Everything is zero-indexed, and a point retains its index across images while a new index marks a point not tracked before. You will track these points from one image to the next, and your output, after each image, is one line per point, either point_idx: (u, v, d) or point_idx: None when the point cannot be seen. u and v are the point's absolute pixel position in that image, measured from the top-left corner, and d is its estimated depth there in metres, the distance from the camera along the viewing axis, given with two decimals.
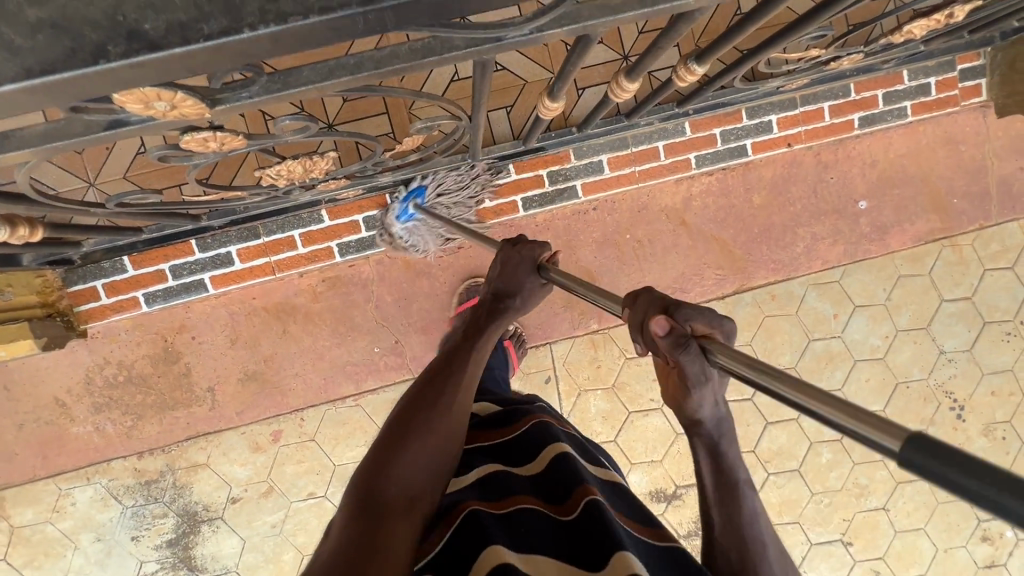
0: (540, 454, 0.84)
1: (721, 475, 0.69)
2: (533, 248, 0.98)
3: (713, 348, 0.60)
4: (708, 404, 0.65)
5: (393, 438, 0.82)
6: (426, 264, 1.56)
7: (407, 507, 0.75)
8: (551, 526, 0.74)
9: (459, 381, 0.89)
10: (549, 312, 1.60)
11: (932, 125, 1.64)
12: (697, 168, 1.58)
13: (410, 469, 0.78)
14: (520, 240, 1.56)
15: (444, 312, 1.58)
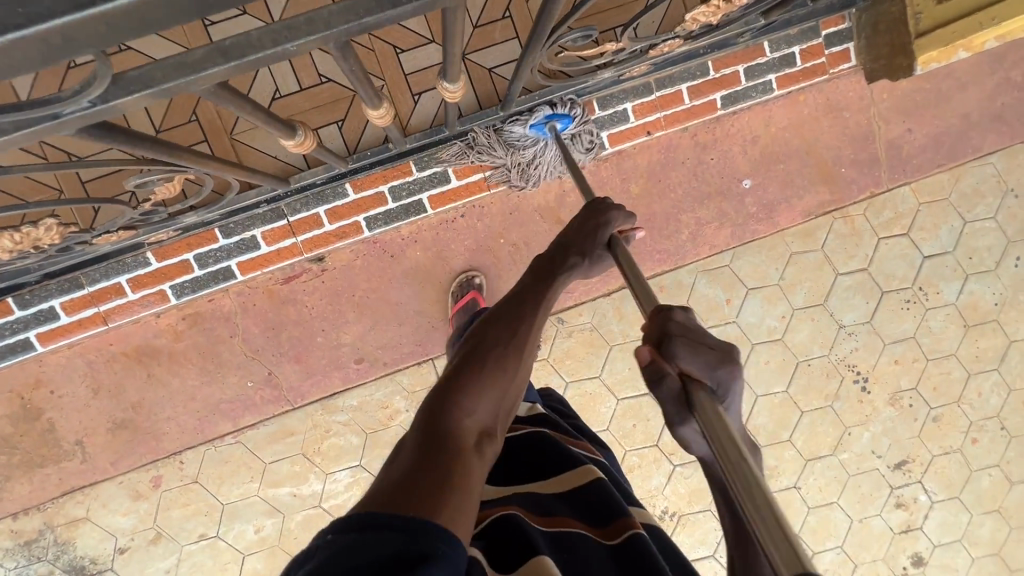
0: (577, 475, 0.79)
1: (737, 517, 0.61)
2: (617, 218, 0.88)
3: (698, 394, 0.56)
4: (700, 439, 0.60)
5: (471, 365, 0.71)
6: (290, 290, 1.49)
7: (481, 443, 0.65)
8: (597, 549, 0.68)
9: (540, 329, 0.78)
10: (428, 326, 1.54)
11: (812, 93, 1.56)
12: (552, 167, 1.49)
13: (484, 405, 0.68)
14: (382, 255, 1.50)
15: (317, 338, 1.51)
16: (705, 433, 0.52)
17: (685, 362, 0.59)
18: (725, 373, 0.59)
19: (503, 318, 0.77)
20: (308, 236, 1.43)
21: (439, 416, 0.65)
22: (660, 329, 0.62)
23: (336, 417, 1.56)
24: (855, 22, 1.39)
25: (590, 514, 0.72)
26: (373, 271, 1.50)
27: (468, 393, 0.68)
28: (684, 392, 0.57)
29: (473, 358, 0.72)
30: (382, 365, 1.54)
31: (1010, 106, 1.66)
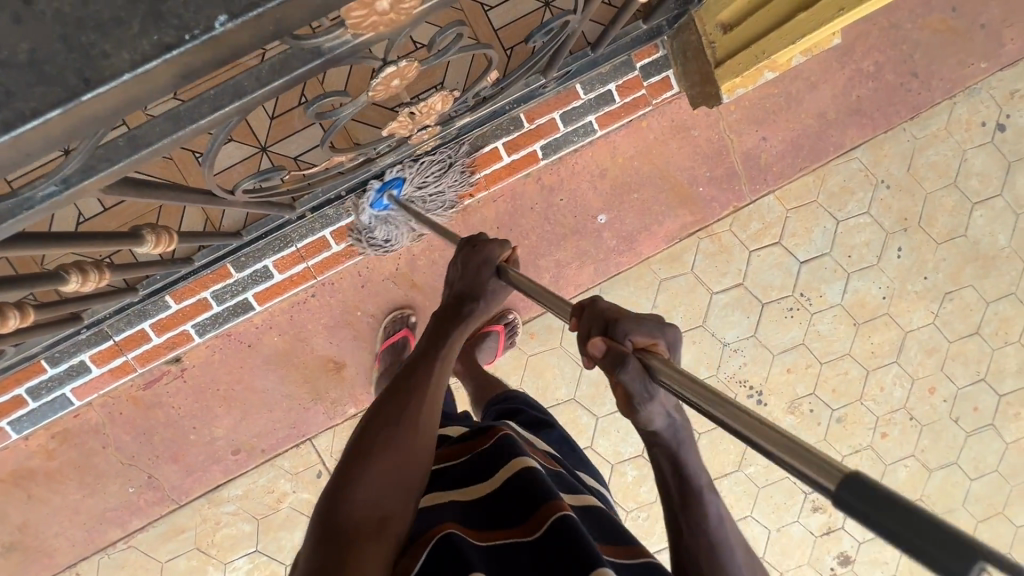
0: (505, 471, 0.77)
1: (685, 483, 0.73)
2: (492, 248, 0.94)
3: (660, 367, 0.64)
4: (659, 414, 0.69)
5: (361, 451, 0.78)
6: (153, 394, 1.49)
7: (380, 527, 0.70)
8: (523, 553, 0.67)
9: (430, 391, 0.85)
10: (299, 407, 1.55)
11: (654, 118, 1.52)
12: (377, 245, 1.48)
13: (373, 488, 0.74)
14: (236, 349, 1.50)
15: (189, 436, 1.52)
16: (693, 398, 0.59)
17: (635, 336, 0.67)
18: (669, 335, 0.70)
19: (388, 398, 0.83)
20: (139, 351, 1.43)
21: (332, 520, 0.72)
22: (600, 319, 0.70)
23: (223, 508, 1.57)
24: (668, 49, 1.34)
25: (512, 511, 0.71)
26: (232, 365, 1.51)
27: (356, 482, 0.74)
28: (642, 370, 0.65)
29: (365, 443, 0.78)
30: (260, 451, 1.55)
31: (867, 97, 1.61)
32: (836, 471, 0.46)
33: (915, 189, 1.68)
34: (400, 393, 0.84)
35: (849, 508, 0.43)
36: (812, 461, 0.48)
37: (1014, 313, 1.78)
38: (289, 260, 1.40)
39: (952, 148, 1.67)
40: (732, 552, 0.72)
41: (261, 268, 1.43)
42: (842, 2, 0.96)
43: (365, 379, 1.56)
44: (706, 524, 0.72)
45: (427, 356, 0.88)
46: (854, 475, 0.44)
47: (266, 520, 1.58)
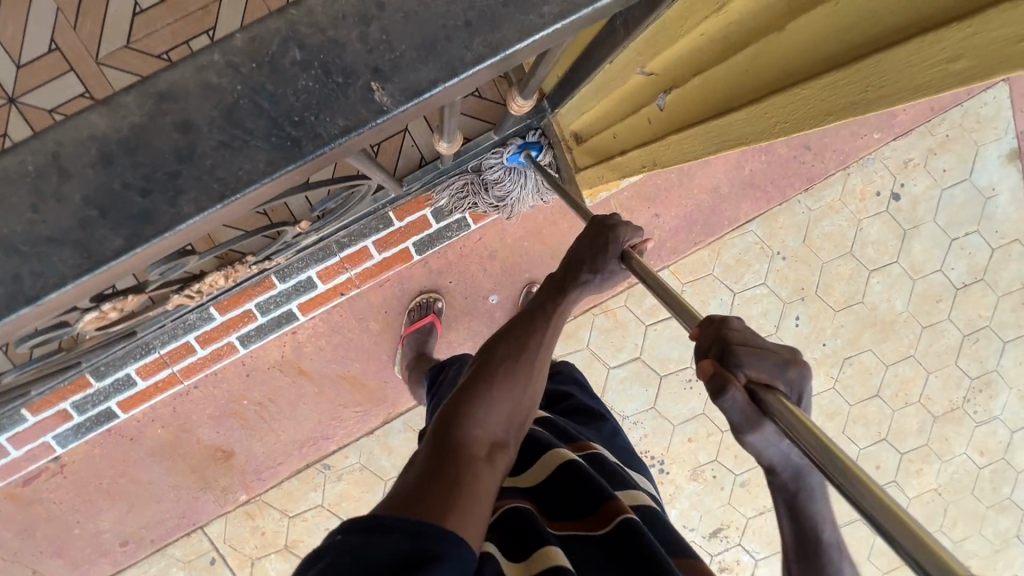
0: (543, 463, 0.71)
1: (803, 529, 0.59)
2: (625, 230, 0.82)
3: (780, 405, 0.49)
4: (778, 454, 0.55)
5: (479, 378, 0.71)
6: (33, 491, 1.46)
7: (490, 453, 0.64)
8: (588, 546, 0.61)
9: (542, 359, 0.75)
10: (188, 496, 1.53)
11: (544, 198, 1.48)
12: (246, 347, 1.45)
13: (489, 430, 0.66)
14: (112, 448, 1.47)
15: (73, 530, 1.49)
16: (801, 447, 0.46)
17: (752, 369, 0.52)
18: (795, 373, 0.53)
19: (515, 344, 0.75)
20: (6, 457, 1.42)
21: (444, 433, 0.64)
22: (725, 339, 0.55)
23: None
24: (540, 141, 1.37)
25: (572, 504, 0.66)
26: (113, 459, 1.48)
27: (475, 416, 0.66)
28: (754, 403, 0.51)
29: (484, 369, 0.72)
30: (149, 541, 1.53)
31: (760, 171, 1.61)
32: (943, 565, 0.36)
33: (811, 259, 1.69)
34: (527, 355, 0.74)
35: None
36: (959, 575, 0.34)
37: (913, 374, 1.80)
38: (150, 368, 1.38)
39: (846, 218, 1.68)
40: None
41: (119, 377, 1.39)
42: (644, 162, 0.86)
43: (255, 466, 1.54)
44: None
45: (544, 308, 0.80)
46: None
47: None
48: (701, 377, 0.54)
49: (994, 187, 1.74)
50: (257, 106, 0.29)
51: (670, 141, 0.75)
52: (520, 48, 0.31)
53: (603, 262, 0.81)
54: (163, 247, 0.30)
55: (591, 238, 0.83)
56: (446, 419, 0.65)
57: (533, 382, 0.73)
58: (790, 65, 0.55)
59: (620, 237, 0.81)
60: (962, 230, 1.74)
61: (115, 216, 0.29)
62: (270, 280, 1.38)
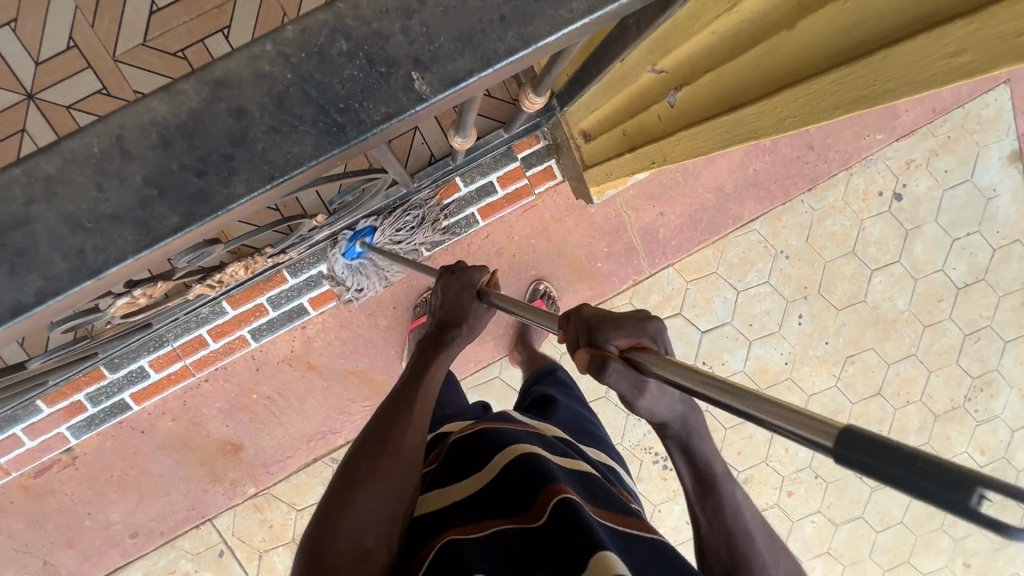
0: (501, 456, 0.74)
1: (699, 468, 0.69)
2: (472, 272, 0.96)
3: (649, 357, 0.55)
4: (664, 406, 0.64)
5: (345, 484, 0.74)
6: (46, 483, 1.48)
7: (363, 556, 0.68)
8: (524, 541, 0.64)
9: (410, 427, 0.80)
10: (198, 489, 1.55)
11: (550, 197, 1.50)
12: (257, 341, 1.47)
13: (362, 516, 0.70)
14: (123, 441, 1.49)
15: (84, 521, 1.51)
16: (699, 392, 0.49)
17: (617, 341, 0.60)
18: (651, 327, 0.64)
19: (379, 426, 0.80)
20: (17, 449, 1.44)
21: (318, 555, 0.68)
22: (587, 323, 0.62)
23: None
24: (547, 139, 1.38)
25: (513, 501, 0.68)
26: (125, 451, 1.50)
27: (344, 513, 0.70)
28: (629, 364, 0.57)
29: (352, 469, 0.75)
30: (159, 534, 1.55)
31: (765, 170, 1.63)
32: (815, 424, 0.40)
33: (814, 258, 1.71)
34: (391, 429, 0.79)
35: (841, 459, 0.37)
36: (801, 419, 0.41)
37: (915, 373, 1.82)
38: (163, 361, 1.40)
39: (849, 218, 1.70)
40: (753, 533, 0.68)
41: (133, 369, 1.41)
42: (650, 158, 0.89)
43: (264, 459, 1.56)
44: (723, 511, 0.68)
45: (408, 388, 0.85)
46: (845, 426, 0.38)
47: None
48: (580, 364, 0.60)
49: (995, 188, 1.76)
50: (305, 94, 0.31)
51: (679, 137, 0.78)
52: (550, 41, 0.32)
53: (467, 304, 0.94)
54: (215, 225, 0.33)
55: (450, 289, 0.96)
56: (319, 539, 0.69)
57: (404, 447, 0.78)
58: (795, 61, 0.57)
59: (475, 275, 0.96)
60: (963, 231, 1.76)
61: (172, 196, 0.31)
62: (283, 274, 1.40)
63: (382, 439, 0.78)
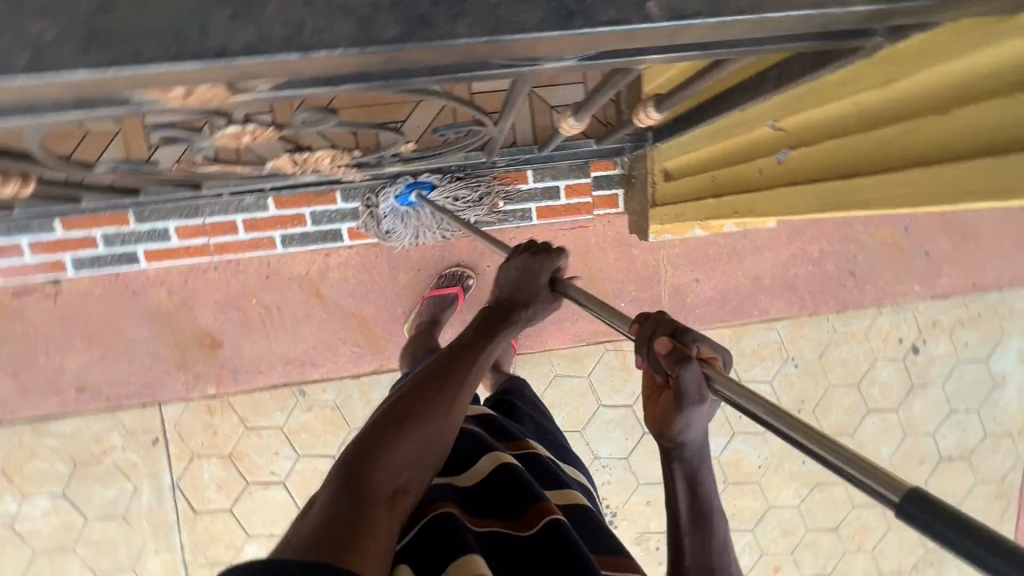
0: (486, 464, 0.80)
1: (698, 498, 0.63)
2: (549, 262, 0.87)
3: (718, 376, 0.57)
4: (697, 426, 0.61)
5: (393, 417, 0.70)
6: (19, 306, 1.45)
7: (398, 494, 0.64)
8: (514, 544, 0.68)
9: (468, 384, 0.78)
10: (160, 370, 1.51)
11: (603, 224, 1.51)
12: (284, 248, 1.47)
13: (407, 456, 0.67)
14: (111, 295, 1.46)
15: (39, 358, 1.47)
16: (749, 408, 0.52)
17: (702, 344, 0.59)
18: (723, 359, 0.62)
19: (438, 374, 0.76)
20: (4, 263, 1.40)
21: (354, 472, 0.63)
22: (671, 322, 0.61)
23: (46, 440, 1.51)
24: (624, 169, 1.42)
25: (506, 507, 0.73)
26: (110, 305, 1.47)
27: (392, 444, 0.67)
28: (702, 376, 0.57)
29: (400, 407, 0.71)
30: (105, 399, 1.51)
31: (803, 278, 1.67)
32: (886, 480, 0.41)
33: (819, 377, 1.73)
34: (458, 383, 0.76)
35: (897, 511, 0.38)
36: (871, 471, 0.42)
37: (875, 523, 1.81)
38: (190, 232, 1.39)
39: (864, 352, 1.74)
40: None
41: (158, 229, 1.40)
42: (737, 207, 0.91)
43: (236, 365, 1.53)
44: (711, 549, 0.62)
45: (474, 350, 0.81)
46: (910, 487, 0.39)
47: (83, 468, 1.53)
48: (659, 350, 0.59)
49: (1005, 377, 1.81)
50: None
51: (776, 194, 0.79)
52: (773, 14, 0.35)
53: (535, 288, 0.87)
54: (421, 54, 0.34)
55: (520, 265, 0.88)
56: (358, 459, 0.64)
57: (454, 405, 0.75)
58: (903, 157, 0.58)
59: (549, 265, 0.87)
60: (964, 405, 1.79)
61: (401, 9, 0.33)
62: (333, 197, 1.41)
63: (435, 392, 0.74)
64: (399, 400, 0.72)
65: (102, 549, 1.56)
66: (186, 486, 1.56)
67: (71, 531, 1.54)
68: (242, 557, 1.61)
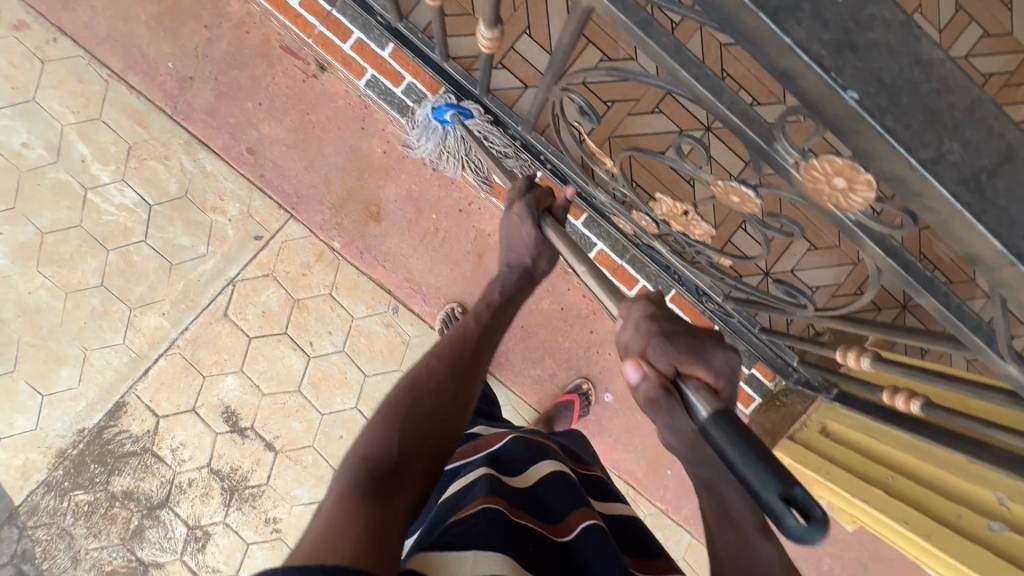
0: (529, 474, 0.78)
1: None
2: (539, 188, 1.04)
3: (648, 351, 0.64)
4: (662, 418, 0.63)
5: (392, 411, 0.72)
6: (278, 57, 1.48)
7: (404, 488, 0.64)
8: (550, 544, 0.66)
9: (467, 373, 0.82)
10: (317, 195, 1.52)
11: None
12: None
13: (406, 444, 0.68)
14: (353, 117, 1.51)
15: (248, 102, 1.49)
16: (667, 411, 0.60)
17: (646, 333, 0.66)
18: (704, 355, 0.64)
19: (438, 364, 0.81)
20: None
21: (365, 468, 0.64)
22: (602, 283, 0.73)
23: (183, 157, 1.49)
24: (774, 388, 1.43)
25: (545, 513, 0.71)
26: (339, 120, 1.51)
27: (396, 441, 0.68)
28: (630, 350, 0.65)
29: (402, 400, 0.74)
30: (258, 174, 1.50)
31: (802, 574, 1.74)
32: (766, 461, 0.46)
33: None
34: (462, 379, 0.81)
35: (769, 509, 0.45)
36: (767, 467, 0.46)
37: None
38: None
39: None
40: None
41: None
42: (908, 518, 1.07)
43: (371, 244, 1.54)
44: None
45: (466, 342, 0.86)
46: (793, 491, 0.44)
47: (186, 203, 1.49)
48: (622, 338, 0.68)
49: None
50: None
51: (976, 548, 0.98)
52: None
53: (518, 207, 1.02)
54: None
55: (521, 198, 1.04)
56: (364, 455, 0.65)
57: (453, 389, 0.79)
58: None
59: (524, 211, 1.01)
60: None
61: None
62: None
63: (431, 382, 0.77)
64: (408, 394, 0.74)
65: (129, 272, 1.50)
66: (241, 290, 1.52)
67: (124, 237, 1.49)
68: (218, 381, 1.54)
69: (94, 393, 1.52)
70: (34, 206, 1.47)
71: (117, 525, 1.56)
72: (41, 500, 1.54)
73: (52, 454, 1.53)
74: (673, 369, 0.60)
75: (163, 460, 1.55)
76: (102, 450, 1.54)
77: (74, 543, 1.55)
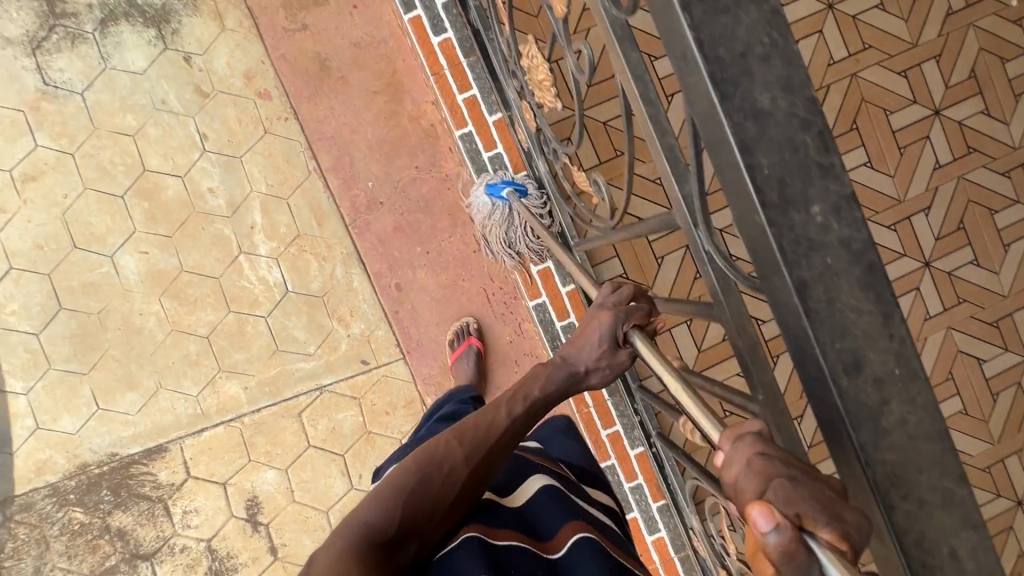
0: (521, 489, 0.74)
1: None
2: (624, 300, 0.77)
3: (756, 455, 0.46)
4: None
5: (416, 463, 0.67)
6: (463, 221, 1.57)
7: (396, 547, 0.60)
8: (535, 561, 0.64)
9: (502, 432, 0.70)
10: (435, 349, 1.57)
11: None
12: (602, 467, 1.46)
13: (412, 502, 0.63)
14: (501, 302, 1.58)
15: (419, 246, 1.57)
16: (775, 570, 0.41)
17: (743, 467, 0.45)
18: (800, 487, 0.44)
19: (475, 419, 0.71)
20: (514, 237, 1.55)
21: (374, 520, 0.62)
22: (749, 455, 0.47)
23: (337, 264, 1.56)
24: None
25: (536, 530, 0.68)
26: (486, 296, 1.58)
27: (406, 499, 0.63)
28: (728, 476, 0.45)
29: (430, 450, 0.67)
30: (394, 309, 1.57)
31: None
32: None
33: None
34: (495, 459, 0.68)
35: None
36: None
37: None
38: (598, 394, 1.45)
39: None
40: None
41: None
42: None
43: None
44: None
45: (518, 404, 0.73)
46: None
47: (319, 303, 1.55)
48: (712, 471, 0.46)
49: None
50: None
51: None
52: None
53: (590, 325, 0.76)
54: None
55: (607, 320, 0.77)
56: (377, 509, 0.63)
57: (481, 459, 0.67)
58: None
59: (608, 326, 0.73)
60: None
61: None
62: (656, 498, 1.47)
63: (460, 439, 0.68)
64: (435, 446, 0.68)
65: (236, 339, 1.54)
66: (325, 399, 1.56)
67: (249, 306, 1.54)
68: (261, 470, 1.55)
69: (144, 427, 1.53)
70: (189, 244, 1.52)
71: (94, 556, 1.52)
72: (40, 501, 1.51)
73: (74, 464, 1.52)
74: (799, 519, 0.40)
75: (170, 517, 1.54)
76: (121, 481, 1.53)
77: (46, 555, 1.51)
